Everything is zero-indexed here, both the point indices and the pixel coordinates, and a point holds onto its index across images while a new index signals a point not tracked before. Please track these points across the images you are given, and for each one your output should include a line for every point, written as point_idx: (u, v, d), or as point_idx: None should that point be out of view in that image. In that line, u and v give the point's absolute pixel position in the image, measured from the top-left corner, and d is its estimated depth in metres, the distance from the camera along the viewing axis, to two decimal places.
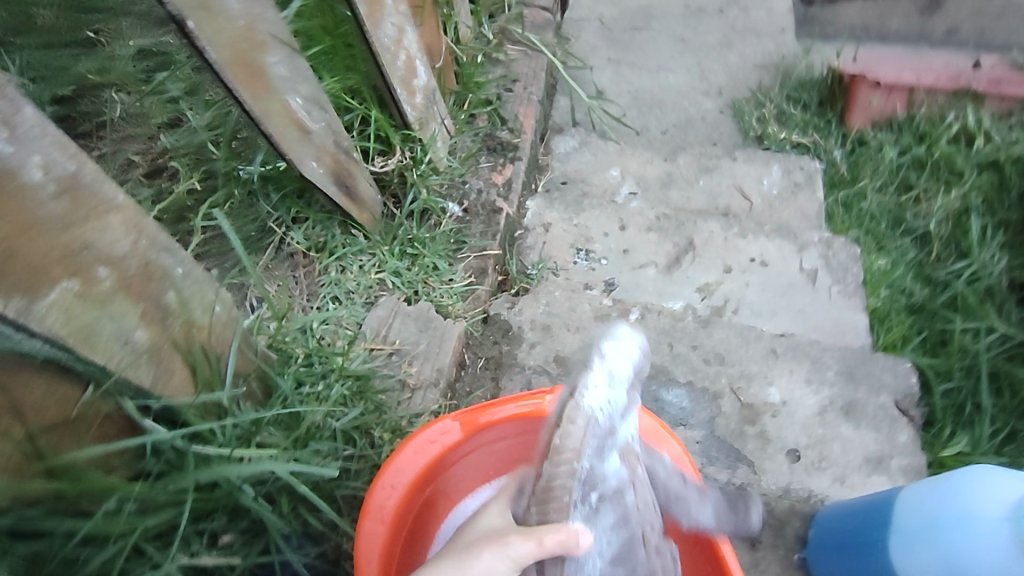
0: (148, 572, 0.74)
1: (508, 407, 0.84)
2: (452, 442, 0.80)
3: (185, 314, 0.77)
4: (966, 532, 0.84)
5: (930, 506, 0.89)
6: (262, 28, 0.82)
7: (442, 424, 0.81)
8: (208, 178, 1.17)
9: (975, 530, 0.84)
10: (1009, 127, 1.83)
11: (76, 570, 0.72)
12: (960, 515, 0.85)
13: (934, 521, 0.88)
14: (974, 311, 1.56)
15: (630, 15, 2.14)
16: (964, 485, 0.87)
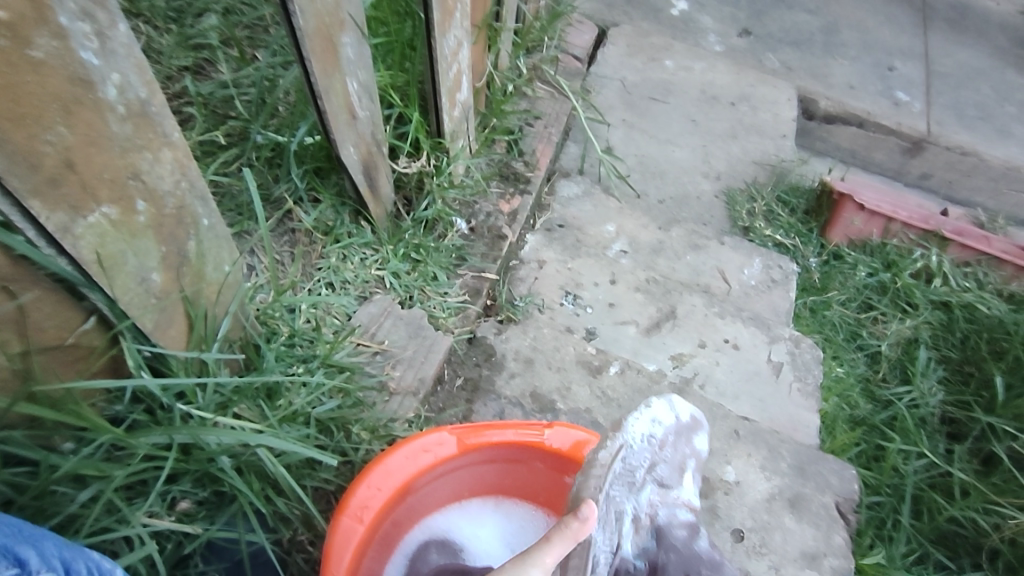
0: (112, 526, 0.73)
1: (506, 433, 0.87)
2: (445, 454, 0.83)
3: (198, 266, 0.75)
4: None
5: None
6: (346, 8, 0.83)
7: (439, 435, 0.83)
8: (229, 135, 1.15)
9: None
10: (964, 275, 1.99)
11: (47, 515, 0.71)
12: None
13: None
14: (909, 434, 1.67)
15: (651, 84, 2.19)
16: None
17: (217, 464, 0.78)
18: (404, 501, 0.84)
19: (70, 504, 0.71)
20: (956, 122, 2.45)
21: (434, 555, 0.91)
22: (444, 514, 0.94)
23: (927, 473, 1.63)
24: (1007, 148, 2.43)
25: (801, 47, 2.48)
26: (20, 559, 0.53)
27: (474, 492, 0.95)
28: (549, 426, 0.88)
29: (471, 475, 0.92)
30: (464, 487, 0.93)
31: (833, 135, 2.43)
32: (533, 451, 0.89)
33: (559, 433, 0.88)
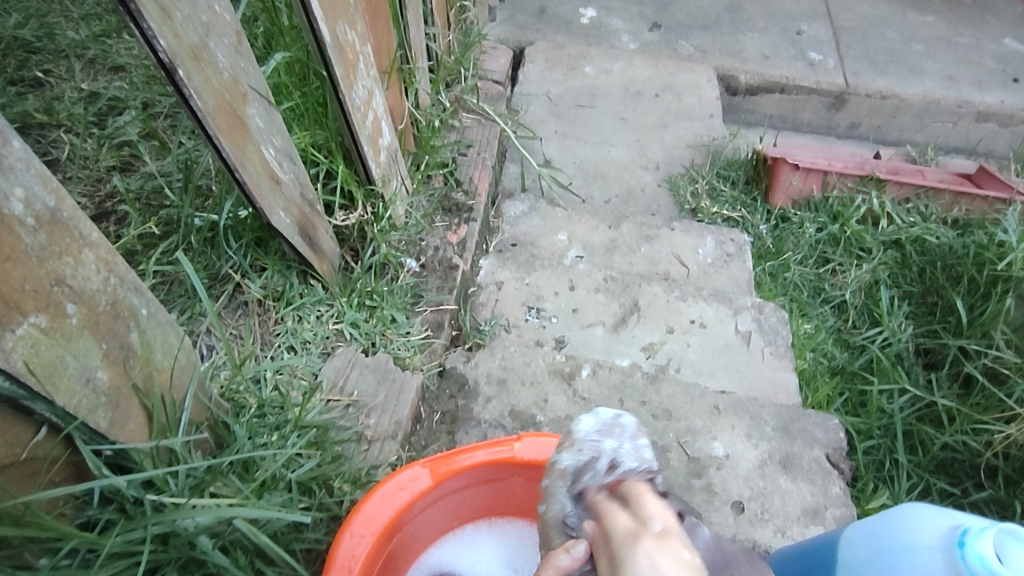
0: None
1: (477, 454, 0.88)
2: (422, 489, 0.83)
3: (146, 356, 0.76)
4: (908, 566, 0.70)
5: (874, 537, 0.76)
6: (244, 81, 0.86)
7: (412, 471, 0.84)
8: (167, 225, 1.16)
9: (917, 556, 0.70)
10: (908, 212, 2.04)
11: None
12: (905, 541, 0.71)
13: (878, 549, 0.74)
14: (888, 374, 1.71)
15: (576, 92, 2.26)
16: (899, 525, 0.73)
17: (197, 547, 0.78)
18: (393, 540, 0.84)
19: None
20: (871, 70, 2.54)
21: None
22: (439, 545, 0.95)
23: (913, 408, 1.67)
24: (923, 84, 2.52)
25: (711, 30, 2.57)
26: None
27: (464, 517, 0.96)
28: (517, 438, 0.89)
29: (457, 501, 0.92)
30: (453, 514, 0.94)
31: (758, 105, 2.52)
32: (510, 466, 0.89)
33: (530, 443, 0.89)
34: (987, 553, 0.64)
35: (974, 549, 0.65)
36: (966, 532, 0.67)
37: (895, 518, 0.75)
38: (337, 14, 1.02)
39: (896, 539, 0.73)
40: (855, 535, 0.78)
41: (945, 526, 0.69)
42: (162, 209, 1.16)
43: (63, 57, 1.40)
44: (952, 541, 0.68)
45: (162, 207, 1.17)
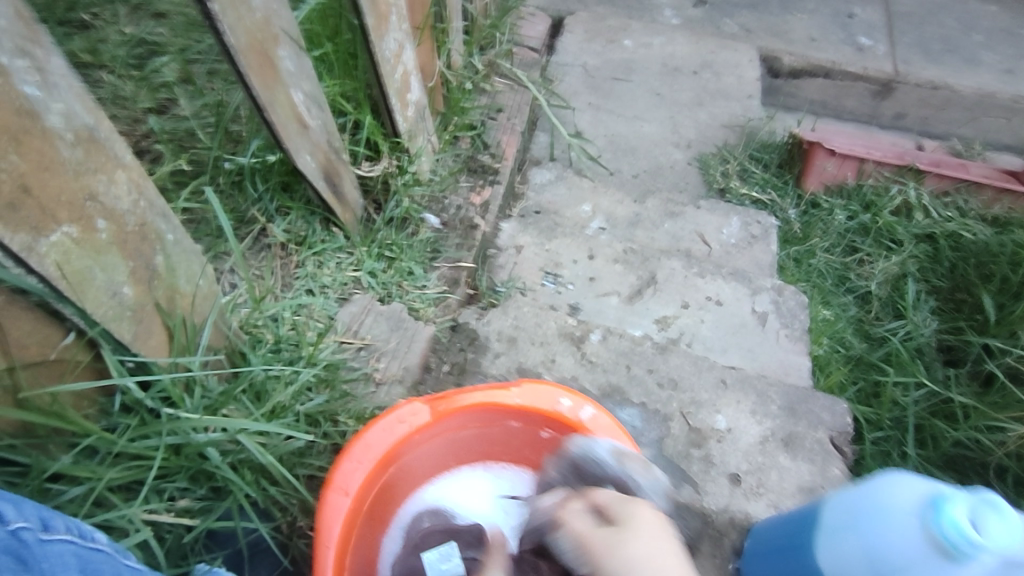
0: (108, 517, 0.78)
1: (475, 395, 0.91)
2: (420, 423, 0.86)
3: (170, 279, 0.80)
4: (880, 531, 0.75)
5: (852, 500, 0.81)
6: (277, 24, 0.87)
7: (412, 405, 0.87)
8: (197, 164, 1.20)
9: (889, 521, 0.75)
10: (944, 205, 1.99)
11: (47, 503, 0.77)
12: (877, 508, 0.77)
13: (855, 513, 0.80)
14: (906, 367, 1.69)
15: (612, 66, 2.26)
16: (880, 490, 0.78)
17: (208, 461, 0.83)
18: (389, 471, 0.88)
19: (62, 500, 0.76)
20: (922, 59, 2.44)
21: (425, 520, 0.96)
22: (434, 483, 0.98)
23: (927, 402, 1.64)
24: (976, 77, 2.42)
25: (757, 9, 2.51)
26: (49, 524, 0.61)
27: (461, 459, 1.00)
28: (517, 384, 0.92)
29: (454, 442, 0.96)
30: (450, 454, 0.98)
31: (801, 89, 2.46)
32: (503, 411, 0.93)
33: (525, 390, 0.93)
34: (961, 520, 0.68)
35: (949, 515, 0.69)
36: (944, 499, 0.70)
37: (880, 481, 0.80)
38: None
39: (874, 504, 0.78)
40: (836, 500, 0.84)
41: (920, 492, 0.74)
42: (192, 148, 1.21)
43: (109, 3, 1.45)
44: (924, 503, 0.73)
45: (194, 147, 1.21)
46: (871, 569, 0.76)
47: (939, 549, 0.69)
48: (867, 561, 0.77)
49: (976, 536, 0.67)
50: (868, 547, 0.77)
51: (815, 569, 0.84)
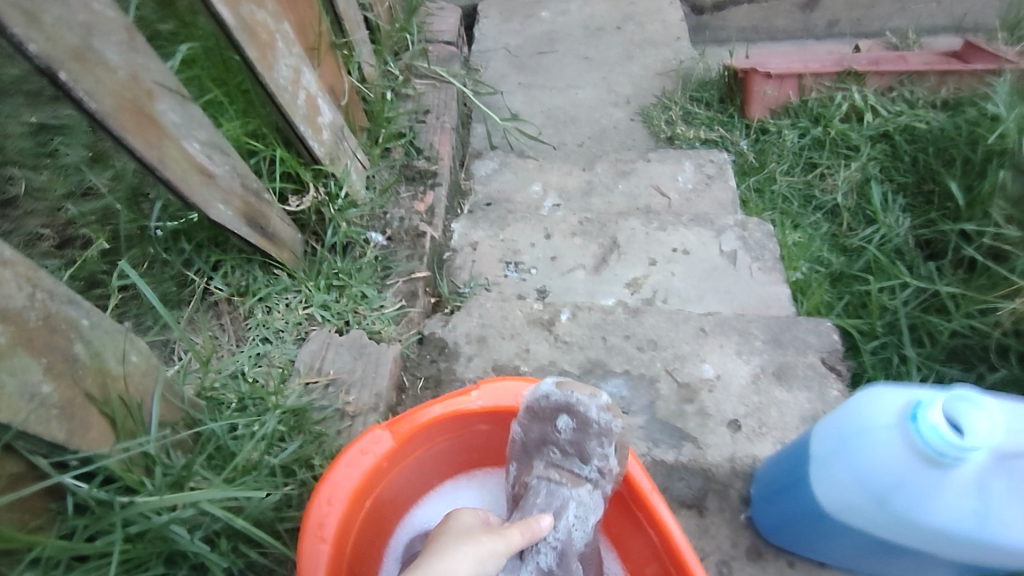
0: None
1: (435, 408, 0.89)
2: (384, 451, 0.84)
3: (97, 364, 0.77)
4: (865, 450, 0.78)
5: (835, 426, 0.83)
6: (147, 77, 0.83)
7: (373, 434, 0.84)
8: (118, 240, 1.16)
9: (872, 440, 0.77)
10: (891, 101, 1.96)
11: None
12: (860, 429, 0.79)
13: (840, 438, 0.82)
14: (887, 271, 1.66)
15: (535, 41, 2.22)
16: (862, 409, 0.80)
17: (178, 540, 0.81)
18: (365, 503, 0.87)
19: None
20: None
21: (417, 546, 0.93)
22: (421, 505, 1.00)
23: (917, 300, 1.60)
24: None
25: None
26: None
27: (440, 475, 1.02)
28: (475, 387, 0.92)
29: (426, 462, 0.95)
30: (429, 474, 0.99)
31: (728, 20, 2.42)
32: (467, 417, 0.93)
33: (486, 392, 0.92)
34: (940, 423, 0.70)
35: (926, 421, 0.71)
36: (919, 406, 0.72)
37: (856, 401, 0.82)
38: None
39: (855, 424, 0.80)
40: (822, 429, 0.86)
41: (899, 404, 0.76)
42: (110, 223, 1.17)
43: None
44: (903, 415, 0.75)
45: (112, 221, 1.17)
46: (868, 489, 0.79)
47: (927, 455, 0.72)
48: (860, 482, 0.79)
49: (960, 434, 0.70)
50: (857, 468, 0.79)
51: (814, 500, 0.86)
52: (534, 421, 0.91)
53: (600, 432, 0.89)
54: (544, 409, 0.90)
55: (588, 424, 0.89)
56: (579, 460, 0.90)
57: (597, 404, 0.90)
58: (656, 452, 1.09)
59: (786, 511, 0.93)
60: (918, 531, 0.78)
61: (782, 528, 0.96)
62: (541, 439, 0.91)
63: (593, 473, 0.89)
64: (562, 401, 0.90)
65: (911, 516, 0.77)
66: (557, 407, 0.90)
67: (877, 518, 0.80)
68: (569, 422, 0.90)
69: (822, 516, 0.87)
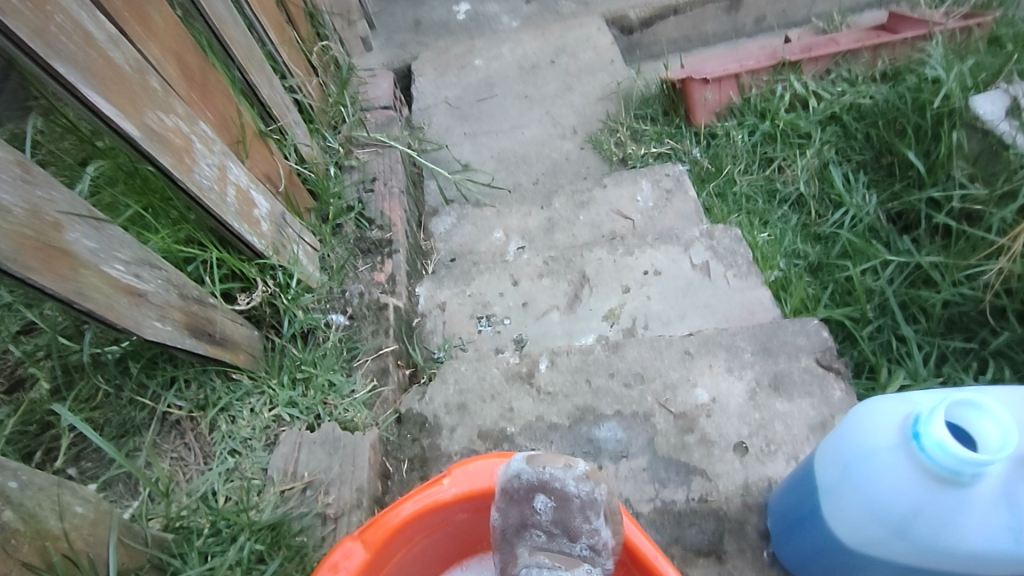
0: None
1: (406, 507, 0.87)
2: (357, 564, 0.82)
3: (35, 527, 0.70)
4: (872, 476, 0.73)
5: (836, 451, 0.79)
6: (51, 209, 0.77)
7: (345, 548, 0.83)
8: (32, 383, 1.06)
9: (878, 464, 0.73)
10: (832, 83, 1.95)
11: None
12: (862, 452, 0.75)
13: (844, 465, 0.77)
14: (865, 252, 1.62)
15: (473, 89, 2.22)
16: (862, 426, 0.76)
17: None
18: None
19: None
20: None
21: None
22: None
23: (902, 276, 1.56)
24: None
25: None
26: None
27: (434, 569, 1.01)
28: (446, 474, 0.90)
29: (417, 559, 0.96)
30: (421, 569, 0.98)
31: (659, 34, 2.45)
32: (443, 508, 0.90)
33: (457, 478, 0.90)
34: (945, 438, 0.66)
35: (931, 438, 0.66)
36: (919, 422, 0.68)
37: (852, 423, 0.78)
38: (142, 104, 0.90)
39: (857, 447, 0.76)
40: (824, 456, 0.81)
41: (899, 420, 0.72)
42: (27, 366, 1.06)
43: None
44: (905, 432, 0.70)
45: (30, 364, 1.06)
46: (886, 520, 0.73)
47: (940, 474, 0.67)
48: (873, 511, 0.74)
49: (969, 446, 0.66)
50: (871, 499, 0.74)
51: (830, 535, 0.81)
52: (511, 506, 0.86)
53: (583, 503, 0.83)
54: (518, 490, 0.85)
55: (568, 497, 0.83)
56: (566, 538, 0.82)
57: (573, 475, 0.84)
58: (664, 493, 1.03)
59: (806, 548, 0.87)
60: (948, 556, 0.72)
61: (807, 569, 0.90)
62: (520, 523, 0.84)
63: (584, 548, 0.81)
64: (536, 478, 0.84)
65: (936, 541, 0.71)
66: (531, 486, 0.85)
67: (903, 550, 0.74)
68: (546, 499, 0.84)
69: (844, 554, 0.81)
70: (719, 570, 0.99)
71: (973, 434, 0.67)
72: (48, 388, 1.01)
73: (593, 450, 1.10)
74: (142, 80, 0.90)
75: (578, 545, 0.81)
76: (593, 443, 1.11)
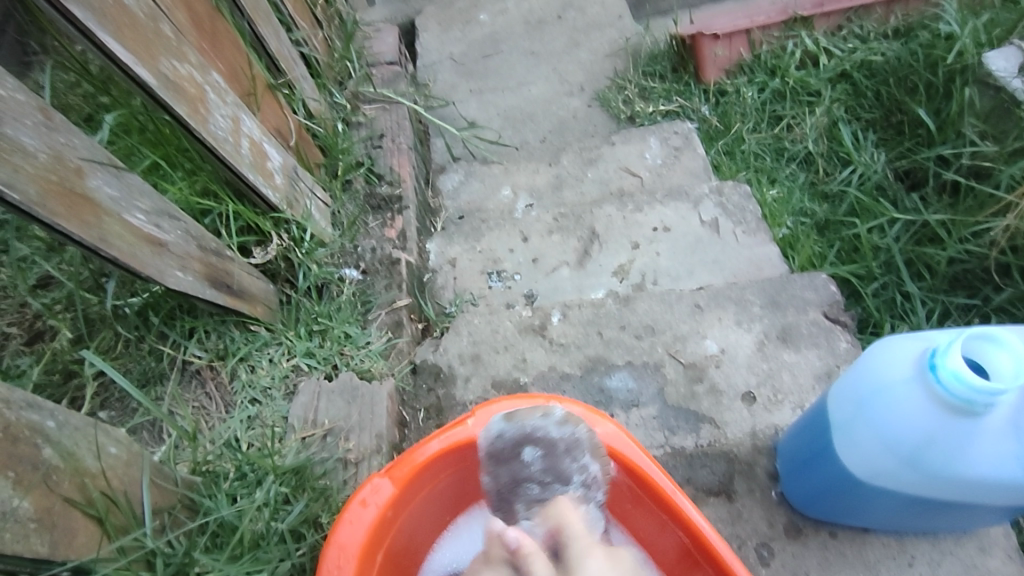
0: None
1: (432, 445, 0.91)
2: (385, 500, 0.86)
3: (72, 465, 0.72)
4: (886, 410, 0.76)
5: (851, 389, 0.82)
6: (73, 155, 0.77)
7: (372, 484, 0.87)
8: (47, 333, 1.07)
9: (892, 397, 0.76)
10: (844, 39, 1.92)
11: None
12: (876, 388, 0.78)
13: (858, 401, 0.80)
14: (872, 210, 1.63)
15: (478, 45, 2.19)
16: (880, 363, 0.79)
17: None
18: (378, 552, 0.89)
19: None
20: None
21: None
22: (439, 547, 1.05)
23: (908, 234, 1.58)
24: None
25: None
26: None
27: (455, 512, 1.06)
28: (470, 414, 0.93)
29: (438, 498, 1.00)
30: (443, 511, 1.03)
31: None
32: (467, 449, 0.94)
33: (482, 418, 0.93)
34: (961, 368, 0.68)
35: (946, 368, 0.69)
36: (936, 355, 0.71)
37: (870, 360, 0.80)
38: (156, 52, 0.89)
39: (873, 383, 0.79)
40: (837, 394, 0.84)
41: (915, 354, 0.75)
42: (39, 318, 1.07)
43: None
44: (921, 366, 0.73)
45: (41, 315, 1.07)
46: (899, 450, 0.76)
47: (953, 404, 0.70)
48: (886, 443, 0.77)
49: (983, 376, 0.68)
50: (885, 430, 0.77)
51: (841, 469, 0.84)
52: (500, 465, 0.97)
53: (567, 446, 0.95)
54: (503, 449, 0.95)
55: (552, 444, 0.96)
56: (559, 482, 0.97)
57: (553, 422, 0.94)
58: (674, 440, 1.06)
59: (816, 484, 0.91)
60: (957, 484, 0.76)
61: (816, 503, 0.93)
62: (513, 479, 0.98)
63: (579, 488, 0.95)
64: (518, 435, 0.94)
65: (944, 469, 0.74)
66: (515, 443, 0.95)
67: (912, 478, 0.78)
68: (534, 451, 0.97)
69: (856, 485, 0.85)
70: (729, 511, 1.02)
71: (986, 366, 0.69)
72: (70, 337, 1.04)
73: (605, 399, 1.13)
74: (155, 27, 0.90)
75: (573, 486, 0.95)
76: (605, 393, 1.14)
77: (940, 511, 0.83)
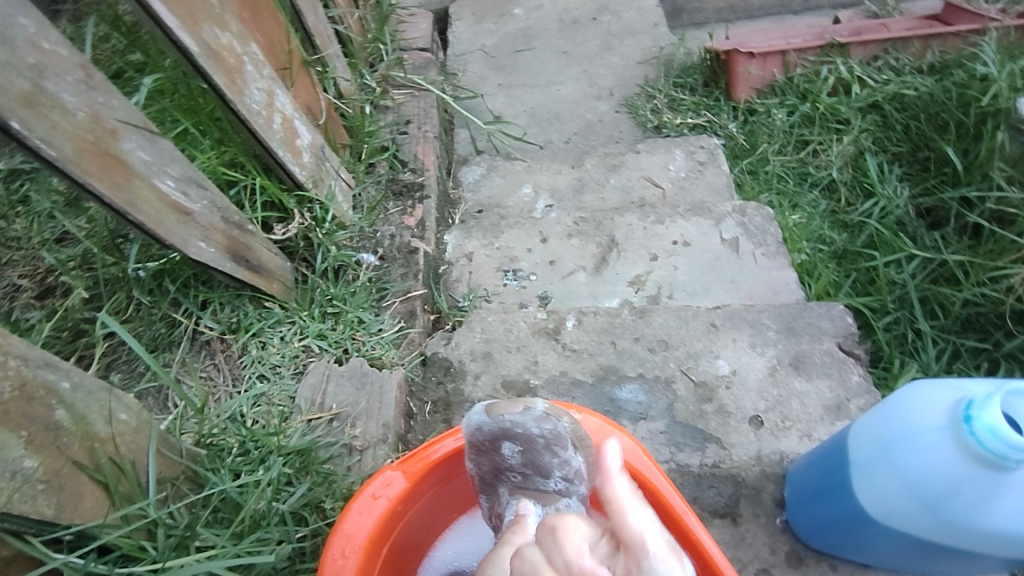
0: None
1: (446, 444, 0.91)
2: (395, 494, 0.85)
3: (83, 429, 0.72)
4: (913, 453, 0.76)
5: (877, 428, 0.82)
6: (110, 116, 0.76)
7: (383, 478, 0.86)
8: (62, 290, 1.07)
9: (921, 442, 0.75)
10: (878, 70, 1.91)
11: None
12: (906, 431, 0.78)
13: (884, 442, 0.80)
14: (892, 244, 1.63)
15: (510, 39, 2.17)
16: (910, 405, 0.79)
17: None
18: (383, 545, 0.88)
19: None
20: None
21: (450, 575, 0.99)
22: (439, 545, 1.05)
23: (925, 272, 1.57)
24: None
25: None
26: None
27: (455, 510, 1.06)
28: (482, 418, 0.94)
29: (448, 493, 1.02)
30: (444, 509, 1.03)
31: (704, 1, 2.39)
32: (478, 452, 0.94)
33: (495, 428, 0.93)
34: (998, 422, 0.68)
35: (984, 421, 0.69)
36: (973, 407, 0.70)
37: (899, 403, 0.80)
38: (199, 17, 0.89)
39: (902, 425, 0.78)
40: (862, 432, 0.84)
41: (949, 403, 0.75)
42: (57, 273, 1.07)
43: None
44: (955, 415, 0.73)
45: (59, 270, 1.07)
46: (921, 495, 0.76)
47: (985, 456, 0.70)
48: (908, 486, 0.77)
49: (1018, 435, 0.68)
50: (909, 473, 0.77)
51: (856, 507, 0.84)
52: (483, 456, 0.95)
53: (548, 440, 0.93)
54: (484, 442, 0.93)
55: (532, 439, 0.94)
56: (540, 475, 0.97)
57: (532, 417, 0.92)
58: (680, 457, 1.06)
59: (826, 518, 0.91)
60: (974, 536, 0.76)
61: (822, 536, 0.93)
62: (496, 469, 0.96)
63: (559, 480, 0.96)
64: (498, 429, 0.92)
65: (964, 519, 0.74)
66: (496, 437, 0.93)
67: (928, 524, 0.78)
68: (512, 446, 0.94)
69: (868, 524, 0.85)
70: (731, 535, 1.02)
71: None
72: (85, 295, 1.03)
73: (613, 409, 1.12)
74: None
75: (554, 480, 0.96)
76: (613, 404, 1.13)
77: (949, 558, 0.83)
